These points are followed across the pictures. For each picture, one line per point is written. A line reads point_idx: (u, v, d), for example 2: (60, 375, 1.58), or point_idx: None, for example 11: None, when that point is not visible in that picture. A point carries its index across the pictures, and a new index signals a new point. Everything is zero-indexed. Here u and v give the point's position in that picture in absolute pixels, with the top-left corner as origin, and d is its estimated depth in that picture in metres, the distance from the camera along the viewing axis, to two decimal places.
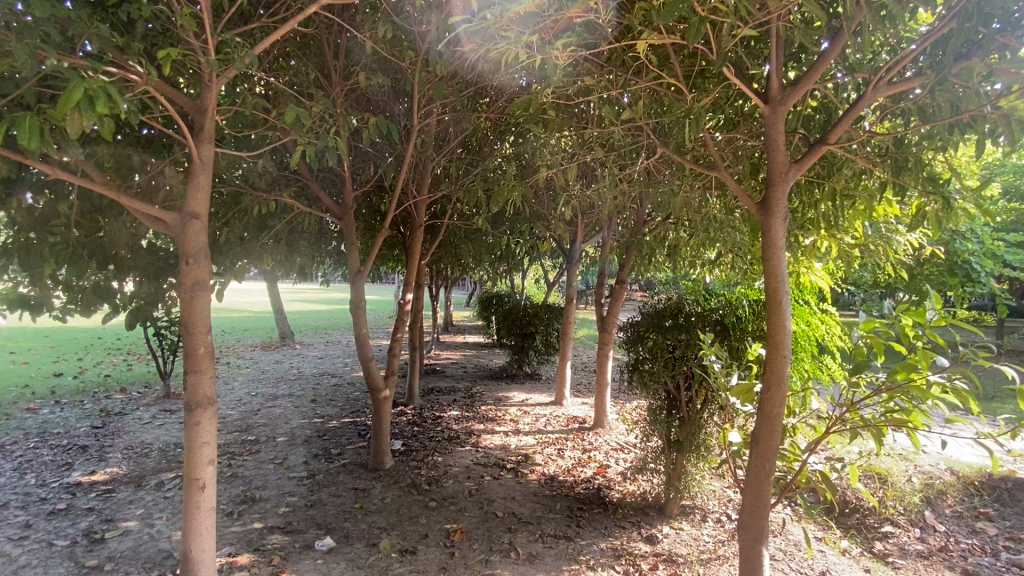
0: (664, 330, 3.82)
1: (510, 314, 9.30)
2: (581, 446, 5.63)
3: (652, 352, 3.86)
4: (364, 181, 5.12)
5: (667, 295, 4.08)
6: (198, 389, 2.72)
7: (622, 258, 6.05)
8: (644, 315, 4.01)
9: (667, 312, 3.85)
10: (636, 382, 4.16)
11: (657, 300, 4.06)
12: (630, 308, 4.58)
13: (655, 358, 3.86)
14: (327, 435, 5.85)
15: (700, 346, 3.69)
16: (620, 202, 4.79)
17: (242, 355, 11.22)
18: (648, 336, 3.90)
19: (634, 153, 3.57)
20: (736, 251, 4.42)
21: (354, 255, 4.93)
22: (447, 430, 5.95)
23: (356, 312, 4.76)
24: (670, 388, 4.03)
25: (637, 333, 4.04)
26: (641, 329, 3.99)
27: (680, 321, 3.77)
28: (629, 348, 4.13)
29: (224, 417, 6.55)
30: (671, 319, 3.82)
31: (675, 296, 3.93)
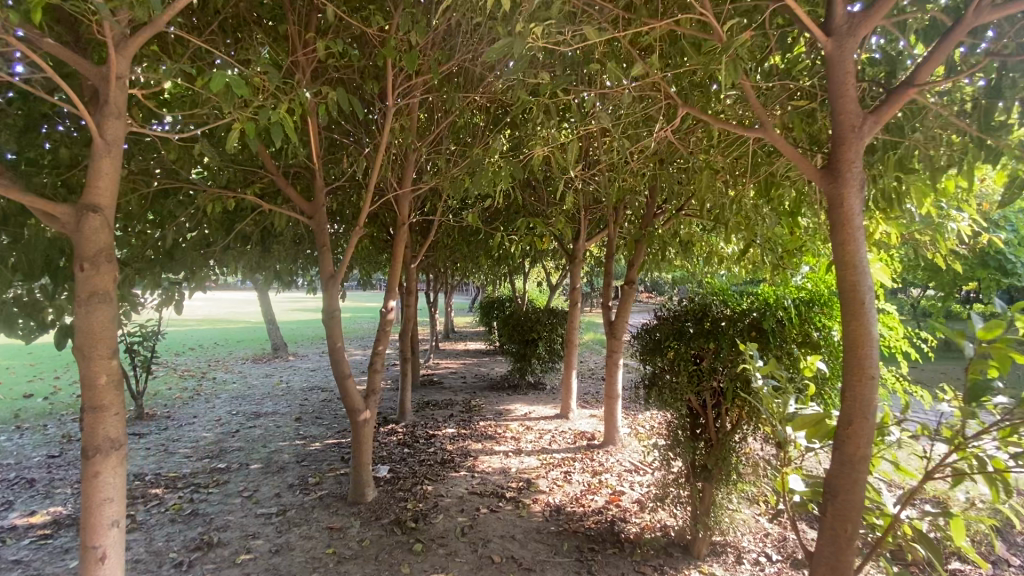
0: (689, 339, 3.19)
1: (511, 320, 8.67)
2: (590, 468, 4.98)
3: (676, 366, 3.24)
4: (338, 176, 4.53)
5: (688, 294, 3.46)
6: (98, 431, 2.14)
7: (631, 255, 5.43)
8: (663, 319, 3.37)
9: (692, 317, 3.22)
10: (652, 400, 3.55)
11: (676, 301, 3.43)
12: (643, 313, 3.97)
13: (679, 373, 3.23)
14: (307, 460, 5.24)
15: (730, 356, 3.06)
16: (628, 189, 4.16)
17: (231, 369, 10.64)
18: (669, 347, 3.28)
19: (647, 123, 2.95)
20: (767, 242, 3.79)
21: (327, 258, 4.32)
22: (441, 452, 5.33)
23: (330, 325, 4.14)
24: (695, 406, 3.43)
25: (654, 340, 3.40)
26: (658, 337, 3.37)
27: (709, 327, 3.15)
28: (643, 359, 3.51)
29: (196, 441, 5.96)
30: (694, 326, 3.21)
31: (700, 296, 3.31)
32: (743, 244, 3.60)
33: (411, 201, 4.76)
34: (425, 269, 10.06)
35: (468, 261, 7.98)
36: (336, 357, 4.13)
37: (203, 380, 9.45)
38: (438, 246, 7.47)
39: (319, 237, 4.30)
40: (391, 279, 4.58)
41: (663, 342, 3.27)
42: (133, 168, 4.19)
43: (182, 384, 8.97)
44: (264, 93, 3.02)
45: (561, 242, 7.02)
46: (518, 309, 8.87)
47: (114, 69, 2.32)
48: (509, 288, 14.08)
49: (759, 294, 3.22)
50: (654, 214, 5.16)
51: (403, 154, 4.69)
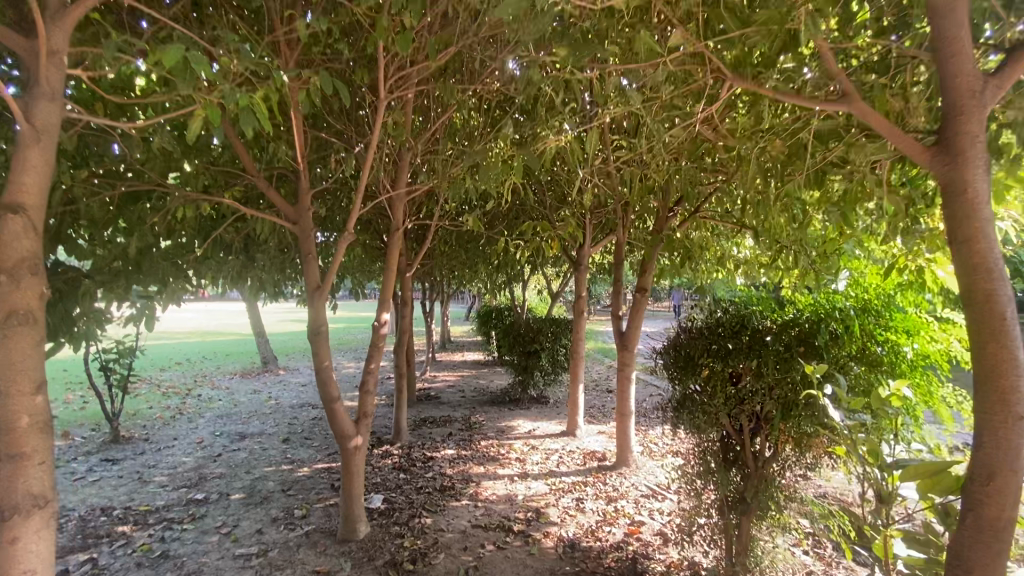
0: (726, 355, 2.82)
1: (512, 330, 8.25)
2: (604, 494, 4.55)
3: (712, 386, 2.87)
4: (325, 177, 4.13)
5: (720, 302, 3.09)
6: (16, 488, 1.71)
7: (644, 261, 5.03)
8: (694, 332, 3.01)
9: (730, 331, 2.84)
10: (680, 424, 3.16)
11: (708, 311, 3.06)
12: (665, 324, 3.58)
13: (715, 394, 2.86)
14: (293, 489, 4.78)
15: (775, 374, 2.65)
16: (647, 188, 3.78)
17: (218, 385, 10.15)
18: (703, 365, 2.91)
19: (681, 103, 2.56)
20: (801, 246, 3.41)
21: (313, 267, 3.90)
22: (440, 478, 4.89)
23: (315, 342, 3.72)
24: (730, 430, 3.04)
25: (684, 356, 3.02)
26: (689, 353, 2.98)
27: (750, 342, 2.77)
28: (670, 377, 3.12)
29: (174, 467, 5.49)
30: (732, 341, 2.82)
31: (736, 307, 2.94)
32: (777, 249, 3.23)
33: (405, 205, 4.36)
34: (421, 277, 9.64)
35: (466, 269, 7.56)
36: (323, 377, 3.71)
37: (188, 398, 8.95)
38: (434, 253, 7.07)
39: (304, 245, 3.88)
40: (384, 290, 4.15)
41: (697, 360, 2.89)
42: (97, 169, 3.77)
43: (165, 403, 8.47)
44: (234, 78, 2.62)
45: (565, 249, 6.62)
46: (519, 319, 8.45)
47: (44, 42, 1.92)
48: (507, 296, 13.67)
49: (805, 301, 2.84)
50: (668, 217, 4.78)
51: (396, 153, 4.30)
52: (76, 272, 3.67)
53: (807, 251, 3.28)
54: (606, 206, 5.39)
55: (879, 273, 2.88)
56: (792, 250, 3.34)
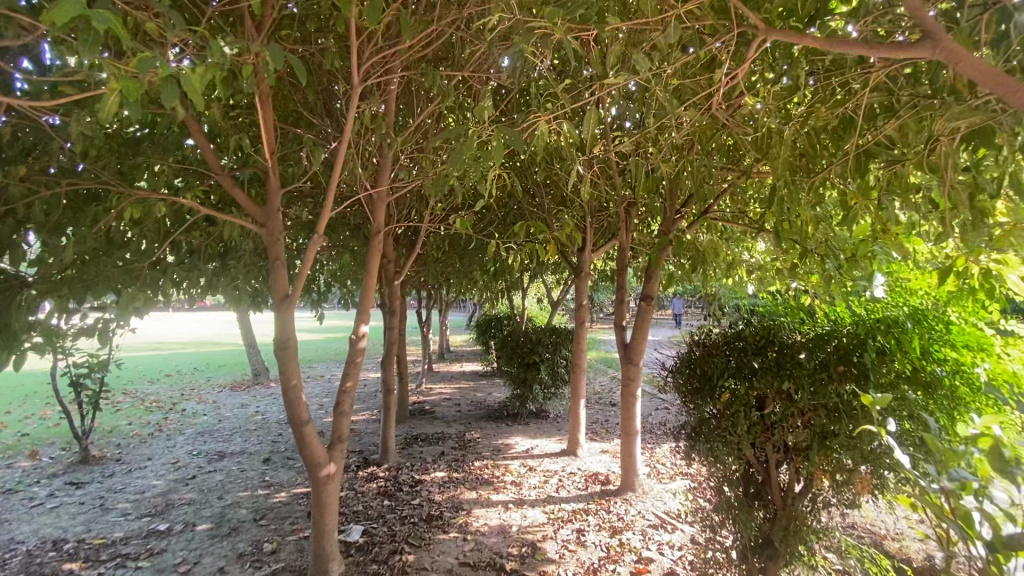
0: (751, 375, 2.41)
1: (509, 341, 7.82)
2: (607, 525, 4.11)
3: (734, 411, 2.46)
4: (298, 175, 3.75)
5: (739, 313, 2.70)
6: None
7: (650, 267, 4.63)
8: (712, 347, 2.60)
9: (755, 348, 2.43)
10: (694, 453, 2.75)
11: (726, 323, 2.66)
12: (676, 336, 3.18)
13: (738, 421, 2.45)
14: (265, 518, 4.35)
15: (813, 399, 2.24)
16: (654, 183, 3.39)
17: (205, 399, 9.75)
18: (722, 387, 2.49)
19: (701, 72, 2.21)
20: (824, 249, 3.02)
21: (282, 275, 3.49)
22: (428, 505, 4.47)
23: (282, 358, 3.30)
24: (753, 461, 2.62)
25: (700, 377, 2.60)
26: (706, 373, 2.57)
27: (779, 359, 2.37)
28: (683, 400, 2.71)
29: (142, 492, 5.07)
30: (759, 359, 2.41)
31: (760, 319, 2.54)
32: (800, 251, 2.83)
33: (387, 206, 3.97)
34: (415, 285, 9.23)
35: (462, 277, 7.18)
36: (290, 398, 3.30)
37: (171, 413, 8.54)
38: (428, 260, 6.69)
39: (272, 249, 3.48)
40: (362, 299, 3.74)
41: (717, 381, 2.47)
42: (43, 166, 3.41)
43: (146, 419, 8.06)
44: (173, 52, 2.24)
45: (565, 255, 6.22)
46: (517, 329, 8.03)
47: None
48: (507, 305, 13.26)
49: (842, 312, 2.44)
50: (675, 219, 4.38)
51: (377, 149, 3.92)
52: (15, 280, 3.29)
53: (834, 253, 2.88)
54: (609, 208, 5.00)
55: (925, 280, 2.49)
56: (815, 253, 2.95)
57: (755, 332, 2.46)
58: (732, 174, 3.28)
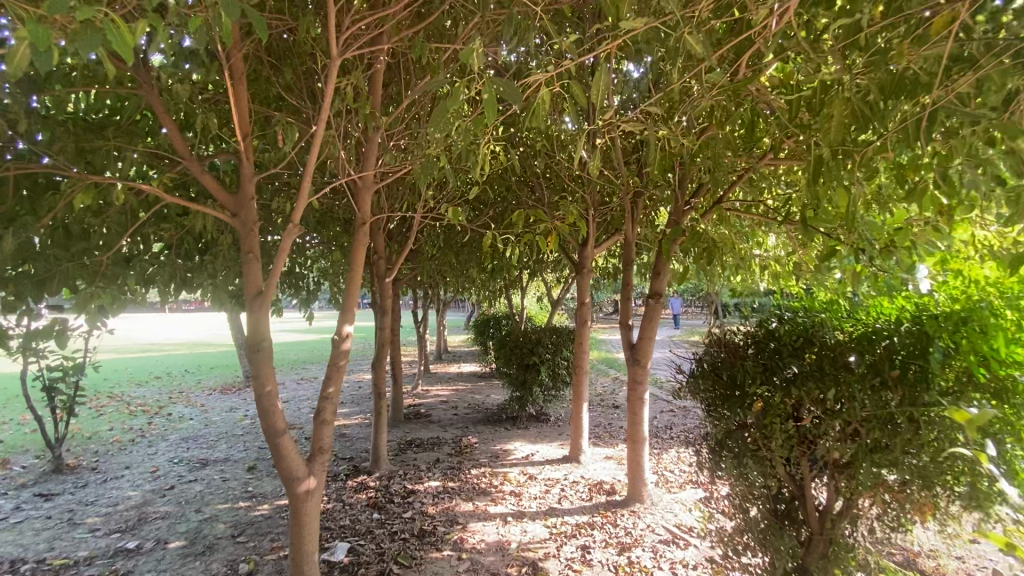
0: (788, 383, 2.08)
1: (508, 342, 7.50)
2: (615, 540, 3.79)
3: (768, 423, 2.13)
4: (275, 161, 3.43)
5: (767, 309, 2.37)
6: None
7: (658, 262, 4.31)
8: (740, 348, 2.27)
9: (792, 350, 2.10)
10: (717, 467, 2.42)
11: (753, 321, 2.33)
12: (693, 335, 2.85)
13: (774, 434, 2.12)
14: (244, 534, 4.01)
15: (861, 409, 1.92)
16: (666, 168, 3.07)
17: (193, 402, 9.42)
18: (753, 395, 2.17)
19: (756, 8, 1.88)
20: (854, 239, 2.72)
21: (257, 269, 3.16)
22: (421, 519, 4.14)
23: (255, 361, 2.96)
24: (785, 478, 2.29)
25: (727, 383, 2.27)
26: (733, 378, 2.24)
27: (820, 363, 2.04)
28: (706, 407, 2.39)
29: (115, 505, 4.74)
30: (797, 362, 2.08)
31: (794, 315, 2.22)
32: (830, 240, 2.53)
33: (374, 194, 3.64)
34: (410, 283, 8.91)
35: (458, 274, 6.86)
36: (265, 406, 2.96)
37: (155, 418, 8.20)
38: (421, 257, 6.37)
39: (245, 241, 3.14)
40: (345, 297, 3.41)
41: (749, 389, 2.13)
42: None
43: (128, 424, 7.72)
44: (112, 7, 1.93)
45: (565, 251, 5.92)
46: (516, 329, 7.71)
47: None
48: (505, 304, 12.96)
49: (891, 308, 2.11)
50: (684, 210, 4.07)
51: (361, 134, 3.60)
52: None
53: (866, 241, 2.56)
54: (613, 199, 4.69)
55: (980, 272, 2.18)
56: (844, 246, 2.64)
57: (791, 331, 2.13)
58: (752, 158, 2.98)
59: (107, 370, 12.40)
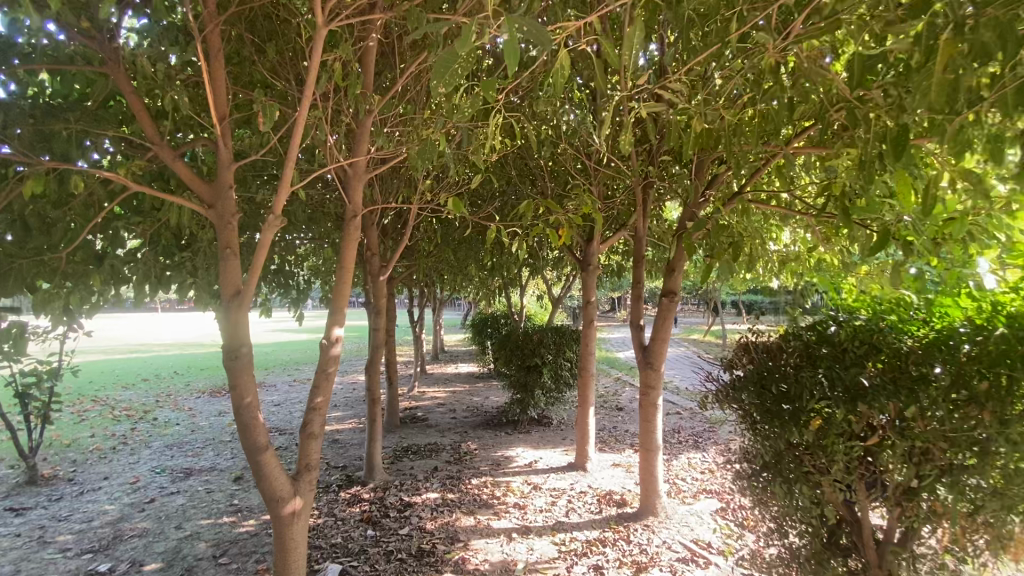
0: (852, 397, 1.79)
1: (508, 342, 7.20)
2: (629, 560, 3.51)
3: (828, 444, 1.85)
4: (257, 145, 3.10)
5: (816, 309, 2.08)
6: None
7: (671, 258, 4.02)
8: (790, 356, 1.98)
9: (855, 360, 1.81)
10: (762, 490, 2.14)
11: (803, 323, 2.04)
12: (724, 340, 2.55)
13: (834, 456, 1.85)
14: (227, 555, 3.69)
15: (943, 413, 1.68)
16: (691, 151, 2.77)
17: (181, 406, 9.07)
18: (810, 411, 1.87)
19: None
20: (901, 230, 2.44)
21: (236, 267, 2.84)
22: (419, 536, 3.83)
23: (233, 370, 2.64)
24: (838, 503, 2.01)
25: (776, 397, 1.98)
26: (788, 391, 1.95)
27: (890, 375, 1.76)
28: (754, 423, 2.10)
29: (90, 521, 4.41)
30: (864, 375, 1.78)
31: (854, 317, 1.93)
32: (879, 233, 2.25)
33: (366, 185, 3.31)
34: (406, 282, 8.58)
35: (456, 272, 6.55)
36: (244, 419, 2.65)
37: (140, 423, 7.85)
38: (418, 254, 6.06)
39: (222, 236, 2.82)
40: (334, 297, 3.10)
41: (805, 405, 1.85)
42: None
43: (110, 430, 7.37)
44: None
45: (570, 248, 5.62)
46: (516, 329, 7.41)
47: None
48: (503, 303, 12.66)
49: (967, 307, 1.82)
50: (701, 202, 3.79)
51: (352, 119, 3.29)
52: None
53: (918, 232, 2.28)
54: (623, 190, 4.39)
55: None
56: (892, 238, 2.37)
57: (853, 337, 1.84)
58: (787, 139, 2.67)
59: (92, 372, 12.01)
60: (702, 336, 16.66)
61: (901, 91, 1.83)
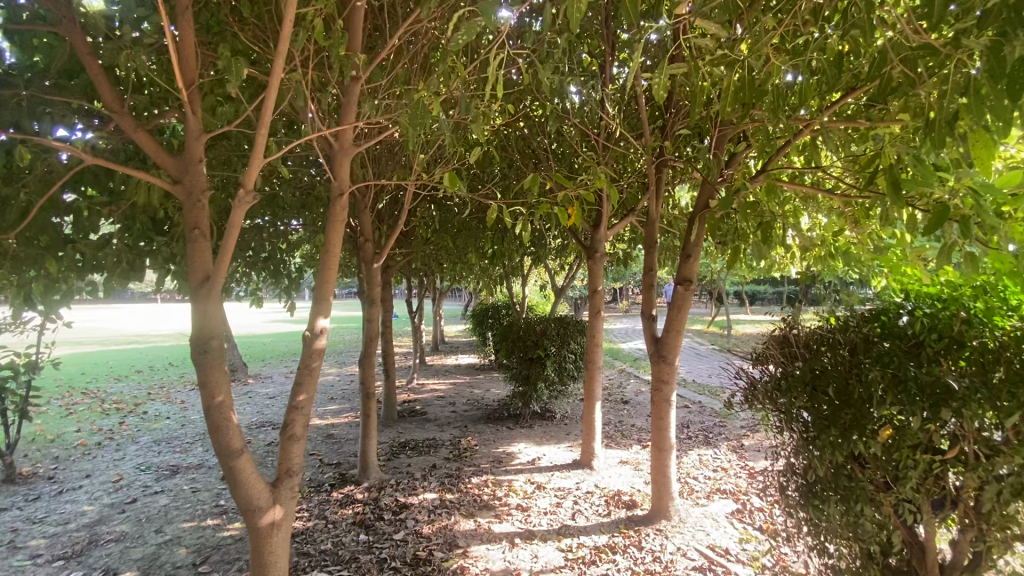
0: (932, 403, 1.59)
1: (510, 333, 6.92)
2: (642, 568, 3.24)
3: (899, 455, 1.67)
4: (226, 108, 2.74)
5: (872, 302, 1.92)
6: None
7: (686, 243, 3.72)
8: (853, 351, 1.78)
9: (931, 357, 1.64)
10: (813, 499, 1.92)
11: (861, 315, 1.86)
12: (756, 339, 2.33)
13: (906, 472, 1.66)
14: (207, 563, 3.42)
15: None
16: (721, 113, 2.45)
17: (173, 399, 8.80)
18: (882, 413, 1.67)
19: None
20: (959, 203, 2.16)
21: (207, 249, 2.51)
22: (414, 542, 3.57)
23: (202, 366, 2.34)
24: (894, 515, 1.78)
25: (834, 400, 1.77)
26: (855, 397, 1.73)
27: (977, 374, 1.57)
28: (808, 433, 1.87)
29: (66, 523, 4.16)
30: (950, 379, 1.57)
31: (927, 312, 1.73)
32: (939, 207, 1.98)
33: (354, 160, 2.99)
34: (403, 271, 8.29)
35: (455, 260, 6.26)
36: (214, 420, 2.36)
37: (130, 416, 7.59)
38: (415, 241, 5.75)
39: (190, 215, 2.48)
40: (317, 284, 2.79)
41: (878, 411, 1.65)
42: None
43: (98, 424, 7.11)
44: None
45: (575, 234, 5.31)
46: (517, 320, 7.11)
47: None
48: (504, 293, 12.37)
49: None
50: (721, 181, 3.47)
51: (338, 88, 2.97)
52: None
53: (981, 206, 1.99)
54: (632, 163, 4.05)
55: None
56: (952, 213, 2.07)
57: (932, 331, 1.66)
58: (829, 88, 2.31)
59: (86, 364, 11.76)
60: (706, 327, 16.35)
61: (983, 35, 1.54)
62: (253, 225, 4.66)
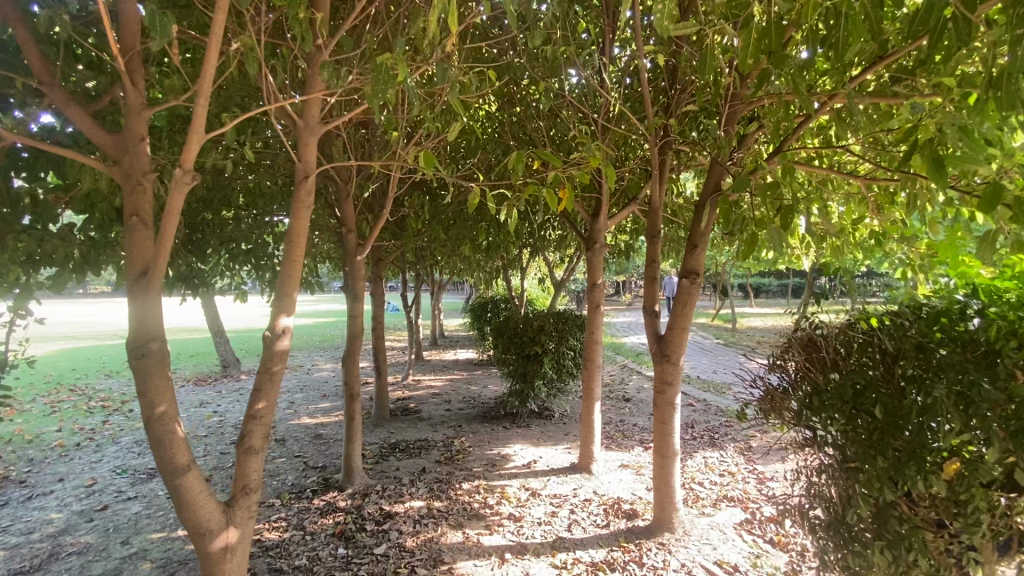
0: (1012, 433, 1.51)
1: (506, 329, 6.63)
2: None
3: (964, 492, 1.62)
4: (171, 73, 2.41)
5: (930, 304, 1.77)
6: None
7: (693, 231, 3.40)
8: (910, 365, 1.67)
9: (1007, 376, 1.50)
10: (864, 513, 1.80)
11: (919, 319, 1.72)
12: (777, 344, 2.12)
13: (971, 512, 1.62)
14: None
15: None
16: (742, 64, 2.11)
17: None
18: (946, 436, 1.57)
19: None
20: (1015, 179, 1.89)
21: (149, 239, 2.21)
22: (396, 557, 3.29)
23: (141, 372, 2.05)
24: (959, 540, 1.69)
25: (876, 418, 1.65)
26: (917, 415, 1.64)
27: None
28: (858, 452, 1.77)
29: (28, 533, 3.89)
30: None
31: (1001, 318, 1.56)
32: (992, 185, 1.73)
33: (322, 140, 2.68)
34: (397, 264, 7.99)
35: (448, 252, 5.95)
36: (156, 434, 2.06)
37: (114, 415, 7.33)
38: (405, 232, 5.46)
39: (128, 200, 2.18)
40: (279, 279, 2.50)
41: (942, 441, 1.58)
42: None
43: (80, 423, 6.86)
44: None
45: (573, 224, 4.99)
46: (515, 314, 6.82)
47: None
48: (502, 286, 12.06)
49: None
50: (730, 163, 3.14)
51: (304, 58, 2.66)
52: None
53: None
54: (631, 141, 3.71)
55: None
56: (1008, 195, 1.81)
57: (1011, 338, 1.51)
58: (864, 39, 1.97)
59: (77, 360, 11.53)
60: (709, 320, 15.98)
61: None
62: (228, 215, 4.36)
